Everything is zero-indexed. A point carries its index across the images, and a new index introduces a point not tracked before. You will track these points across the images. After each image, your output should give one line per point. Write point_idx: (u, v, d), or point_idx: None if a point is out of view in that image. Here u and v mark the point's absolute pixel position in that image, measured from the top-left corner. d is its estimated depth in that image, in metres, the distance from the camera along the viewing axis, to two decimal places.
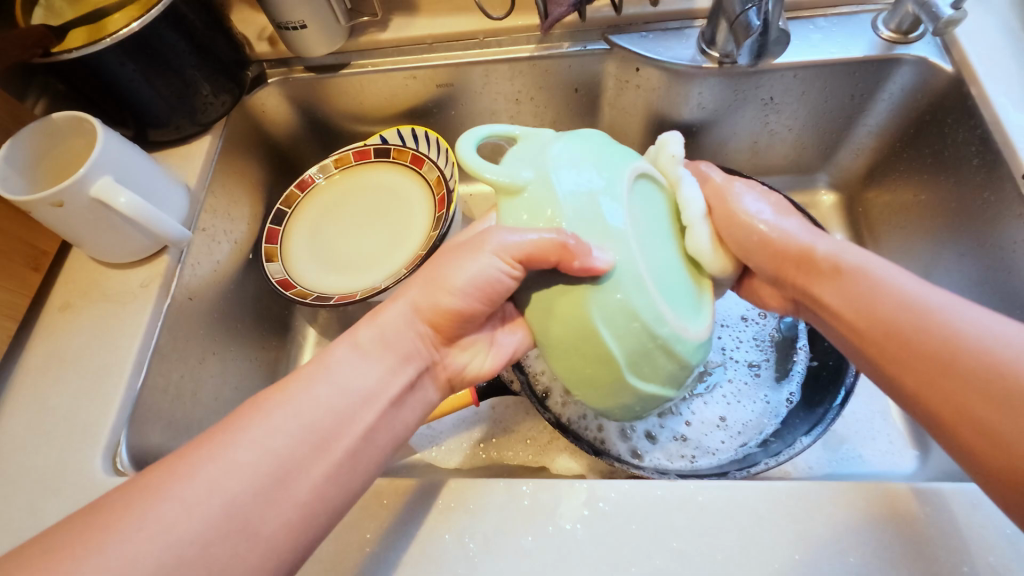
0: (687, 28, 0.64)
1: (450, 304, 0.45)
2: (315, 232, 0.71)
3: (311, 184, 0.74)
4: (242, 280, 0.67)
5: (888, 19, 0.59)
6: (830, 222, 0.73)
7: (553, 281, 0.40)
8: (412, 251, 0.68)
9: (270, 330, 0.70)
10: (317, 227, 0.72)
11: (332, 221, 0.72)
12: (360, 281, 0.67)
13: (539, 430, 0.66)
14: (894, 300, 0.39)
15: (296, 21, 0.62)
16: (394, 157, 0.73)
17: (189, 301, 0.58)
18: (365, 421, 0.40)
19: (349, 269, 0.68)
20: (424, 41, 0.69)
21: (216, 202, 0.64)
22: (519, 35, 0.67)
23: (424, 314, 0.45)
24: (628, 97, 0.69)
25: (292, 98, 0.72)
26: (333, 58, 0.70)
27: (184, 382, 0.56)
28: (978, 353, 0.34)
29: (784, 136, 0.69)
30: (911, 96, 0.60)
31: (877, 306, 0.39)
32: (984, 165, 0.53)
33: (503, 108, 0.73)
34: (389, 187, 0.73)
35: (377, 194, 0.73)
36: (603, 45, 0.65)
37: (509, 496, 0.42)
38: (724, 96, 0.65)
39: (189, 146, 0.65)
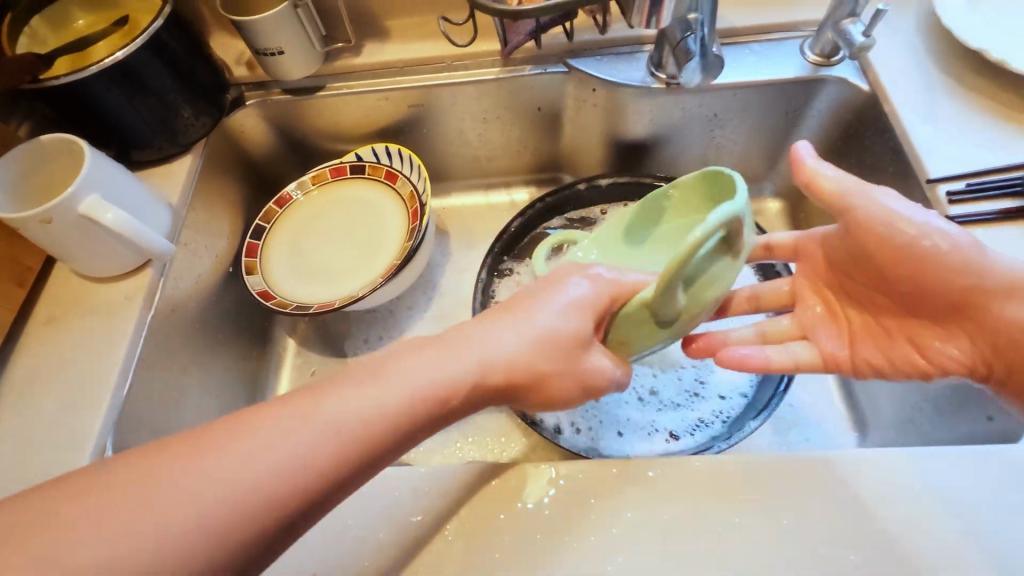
0: (637, 53, 0.70)
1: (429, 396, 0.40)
2: (296, 245, 0.74)
3: (289, 200, 0.77)
4: (223, 292, 0.70)
5: (813, 45, 0.66)
6: (776, 228, 0.79)
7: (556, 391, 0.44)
8: (388, 261, 0.71)
9: (250, 341, 0.73)
10: (296, 239, 0.75)
11: (312, 235, 0.75)
12: (336, 291, 0.70)
13: (512, 427, 0.70)
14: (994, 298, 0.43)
15: (273, 48, 0.66)
16: (369, 173, 0.77)
17: (172, 313, 0.61)
18: None
19: (326, 282, 0.72)
20: (395, 65, 0.73)
21: (197, 218, 0.67)
22: (484, 59, 0.72)
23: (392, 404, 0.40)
24: (586, 114, 0.75)
25: (269, 119, 0.76)
26: (310, 81, 0.74)
27: (166, 390, 0.59)
28: None
29: (730, 149, 0.76)
30: (837, 112, 0.67)
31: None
32: (897, 172, 0.59)
33: (472, 125, 0.78)
34: (365, 201, 0.77)
35: (353, 208, 0.77)
36: (561, 68, 0.70)
37: (480, 479, 0.46)
38: (673, 114, 0.71)
39: (170, 165, 0.68)
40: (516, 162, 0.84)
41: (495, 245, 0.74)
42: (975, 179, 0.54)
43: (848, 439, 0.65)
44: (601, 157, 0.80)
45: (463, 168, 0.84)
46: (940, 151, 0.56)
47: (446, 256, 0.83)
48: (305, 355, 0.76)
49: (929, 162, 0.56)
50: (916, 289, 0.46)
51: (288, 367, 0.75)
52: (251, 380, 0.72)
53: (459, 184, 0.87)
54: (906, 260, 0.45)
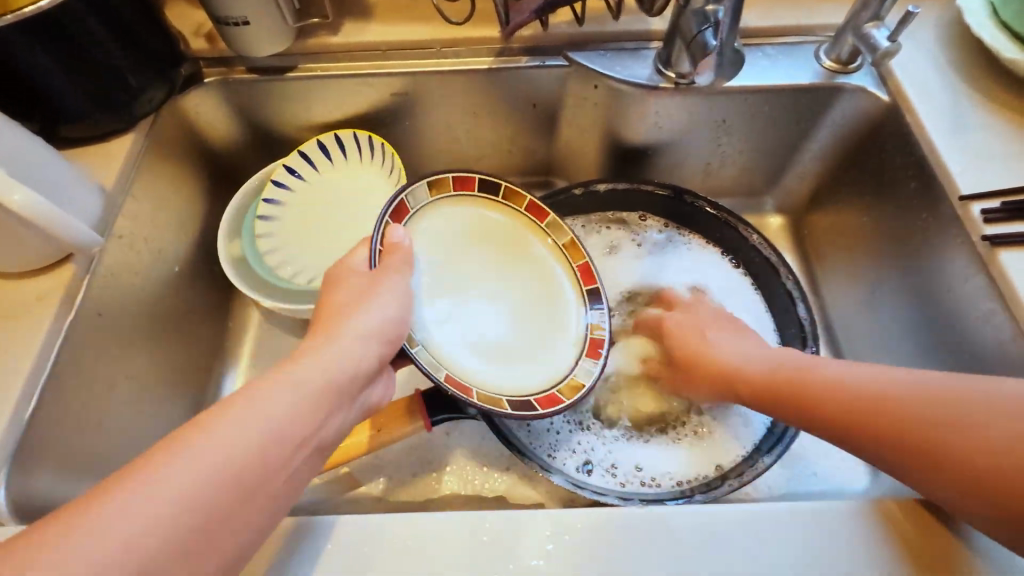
0: (644, 49, 0.65)
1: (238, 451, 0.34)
2: (458, 264, 0.56)
3: (471, 181, 0.57)
4: (165, 295, 0.61)
5: (829, 50, 0.62)
6: (779, 243, 0.75)
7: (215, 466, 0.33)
8: (530, 390, 0.53)
9: (197, 352, 0.66)
10: (459, 238, 0.56)
11: (463, 256, 0.56)
12: (503, 375, 0.53)
13: (497, 456, 0.63)
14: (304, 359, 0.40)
15: (237, 17, 0.58)
16: (512, 199, 0.59)
17: (97, 318, 0.52)
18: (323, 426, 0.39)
19: (459, 341, 0.53)
20: (377, 47, 0.66)
21: (139, 206, 0.58)
22: (478, 47, 0.65)
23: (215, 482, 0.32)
24: (586, 113, 0.69)
25: (229, 102, 0.67)
26: (279, 60, 0.66)
27: (88, 413, 0.51)
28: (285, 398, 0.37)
29: (734, 158, 0.71)
30: (850, 124, 0.63)
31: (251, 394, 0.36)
32: (920, 186, 0.56)
33: (459, 119, 0.71)
34: (510, 249, 0.59)
35: (521, 259, 0.59)
36: (562, 61, 0.65)
37: (468, 528, 0.42)
38: (678, 117, 0.66)
39: (108, 144, 0.58)
40: (505, 163, 0.77)
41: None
42: (1009, 197, 0.50)
43: (858, 476, 0.60)
44: (596, 162, 0.74)
45: (447, 166, 0.77)
46: (967, 168, 0.52)
47: None
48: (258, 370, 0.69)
49: (960, 178, 0.52)
50: (251, 394, 0.37)
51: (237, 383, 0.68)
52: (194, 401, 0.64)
53: None
54: (834, 398, 0.43)
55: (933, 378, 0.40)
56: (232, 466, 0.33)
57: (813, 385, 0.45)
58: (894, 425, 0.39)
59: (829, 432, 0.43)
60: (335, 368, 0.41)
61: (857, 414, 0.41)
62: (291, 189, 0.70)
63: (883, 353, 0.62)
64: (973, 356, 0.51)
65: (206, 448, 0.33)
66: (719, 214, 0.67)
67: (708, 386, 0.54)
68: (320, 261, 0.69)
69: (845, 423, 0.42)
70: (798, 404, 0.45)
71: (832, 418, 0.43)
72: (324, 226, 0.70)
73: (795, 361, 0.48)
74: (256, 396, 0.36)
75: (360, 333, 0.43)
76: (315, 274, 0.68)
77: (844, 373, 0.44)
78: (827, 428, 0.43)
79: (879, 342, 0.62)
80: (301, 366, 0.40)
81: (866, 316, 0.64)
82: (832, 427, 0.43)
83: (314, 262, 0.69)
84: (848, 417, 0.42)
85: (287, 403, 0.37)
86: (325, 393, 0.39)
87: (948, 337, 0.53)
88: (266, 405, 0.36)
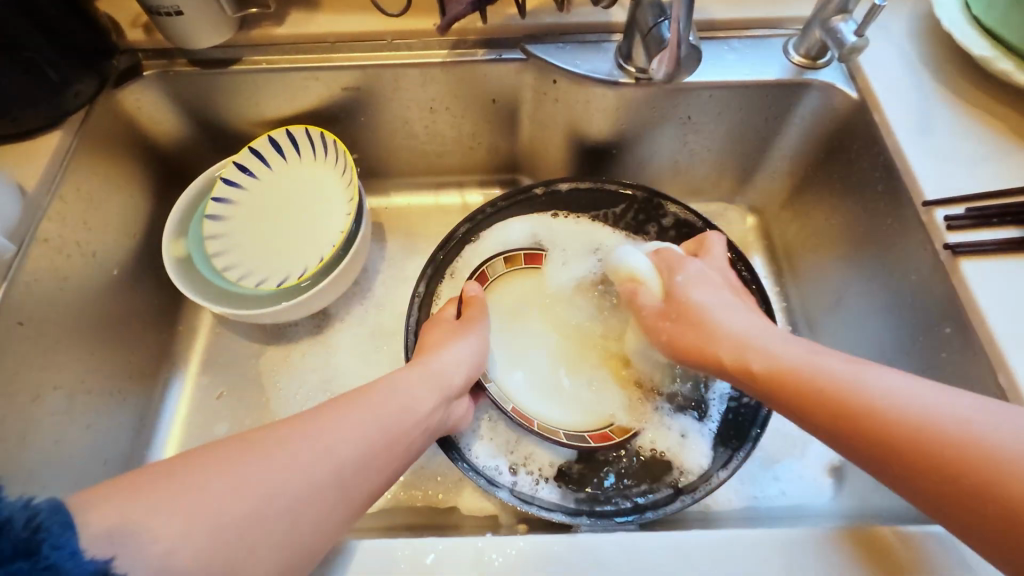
0: (605, 42, 0.61)
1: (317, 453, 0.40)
2: (514, 320, 0.64)
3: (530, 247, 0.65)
4: (101, 300, 0.59)
5: (798, 44, 0.59)
6: (750, 244, 0.73)
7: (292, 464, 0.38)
8: (583, 425, 0.58)
9: (141, 358, 0.64)
10: (529, 293, 0.65)
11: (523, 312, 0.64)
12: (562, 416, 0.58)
13: (451, 465, 0.61)
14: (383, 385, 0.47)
15: (169, 7, 0.54)
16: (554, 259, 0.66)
17: (17, 328, 0.50)
18: (389, 445, 0.44)
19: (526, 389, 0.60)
20: (325, 39, 0.62)
21: (67, 208, 0.56)
22: (430, 39, 0.62)
23: (287, 481, 0.37)
24: (547, 110, 0.66)
25: (171, 97, 0.63)
26: (222, 52, 0.62)
27: (10, 426, 0.49)
28: (369, 414, 0.44)
29: (704, 156, 0.68)
30: (820, 122, 0.60)
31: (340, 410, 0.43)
32: (887, 190, 0.53)
33: (416, 115, 0.68)
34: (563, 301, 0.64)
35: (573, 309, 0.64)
36: (518, 55, 0.62)
37: (390, 556, 0.40)
38: (641, 113, 0.63)
39: (33, 142, 0.55)
40: (467, 160, 0.74)
41: (456, 230, 0.64)
42: (973, 202, 0.48)
43: (823, 489, 0.58)
44: (561, 159, 0.71)
45: (407, 162, 0.74)
46: (934, 171, 0.50)
47: (383, 261, 0.74)
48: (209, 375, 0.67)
49: (926, 182, 0.49)
50: (334, 408, 0.43)
51: (186, 389, 0.67)
52: (137, 408, 0.63)
53: (405, 181, 0.77)
54: (879, 415, 0.37)
55: (999, 413, 0.34)
56: (311, 466, 0.39)
57: (852, 394, 0.38)
58: (943, 458, 0.34)
59: (863, 447, 0.37)
60: (404, 396, 0.47)
61: (903, 436, 0.36)
62: (243, 188, 0.68)
63: None
64: (939, 369, 0.49)
65: (293, 448, 0.39)
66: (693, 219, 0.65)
67: (728, 375, 0.47)
68: (271, 263, 0.66)
69: (889, 444, 0.36)
70: (839, 414, 0.39)
71: (871, 434, 0.37)
72: (276, 225, 0.68)
73: (839, 360, 0.41)
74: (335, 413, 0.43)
75: (443, 361, 0.53)
76: (265, 276, 0.66)
77: (903, 389, 0.38)
78: (858, 442, 0.38)
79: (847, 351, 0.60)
80: (375, 388, 0.47)
81: (836, 324, 0.62)
82: (870, 444, 0.37)
83: (267, 265, 0.66)
84: (893, 438, 0.36)
85: (364, 416, 0.44)
86: (399, 412, 0.46)
87: (916, 348, 0.51)
88: (341, 420, 0.42)
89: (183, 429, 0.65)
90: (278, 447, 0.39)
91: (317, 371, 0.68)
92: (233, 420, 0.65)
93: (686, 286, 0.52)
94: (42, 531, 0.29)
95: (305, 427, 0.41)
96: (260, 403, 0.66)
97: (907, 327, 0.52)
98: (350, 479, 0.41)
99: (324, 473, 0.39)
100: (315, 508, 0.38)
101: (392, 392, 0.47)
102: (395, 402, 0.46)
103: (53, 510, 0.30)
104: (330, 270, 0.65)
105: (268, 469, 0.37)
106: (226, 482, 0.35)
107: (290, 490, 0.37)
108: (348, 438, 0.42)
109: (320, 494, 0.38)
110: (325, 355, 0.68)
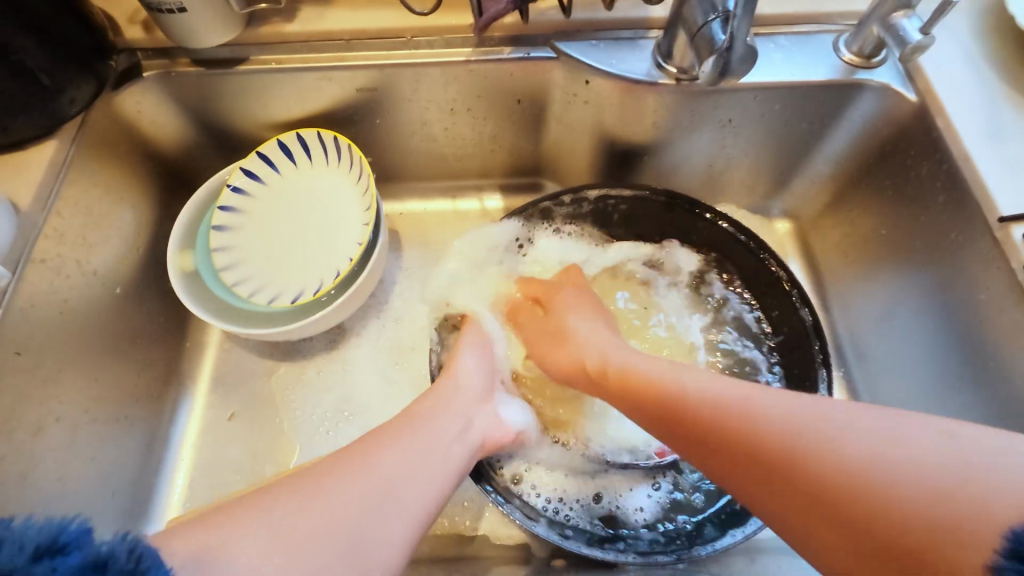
0: (641, 39, 0.57)
1: (370, 480, 0.38)
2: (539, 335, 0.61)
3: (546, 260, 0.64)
4: (104, 322, 0.55)
5: (850, 41, 0.55)
6: (786, 251, 0.69)
7: (348, 487, 0.36)
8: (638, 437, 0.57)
9: (148, 379, 0.60)
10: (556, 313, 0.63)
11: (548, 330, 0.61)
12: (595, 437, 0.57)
13: (478, 491, 0.58)
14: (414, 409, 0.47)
15: (172, 4, 0.49)
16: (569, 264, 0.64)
17: (15, 358, 0.47)
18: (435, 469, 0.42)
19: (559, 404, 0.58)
20: (340, 36, 0.58)
21: (65, 225, 0.52)
22: (452, 37, 0.58)
23: (346, 507, 0.35)
24: (575, 112, 0.61)
25: (173, 99, 0.59)
26: (229, 50, 0.57)
27: (9, 465, 0.46)
28: (411, 438, 0.43)
29: (741, 160, 0.64)
30: (871, 125, 0.56)
31: (380, 436, 0.42)
32: (950, 202, 0.50)
33: (435, 117, 0.63)
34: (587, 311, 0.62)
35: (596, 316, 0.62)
36: (548, 53, 0.57)
37: None
38: (678, 116, 0.59)
39: (25, 153, 0.51)
40: (487, 163, 0.70)
41: (483, 237, 0.61)
42: None
43: None
44: (588, 163, 0.67)
45: (424, 166, 0.70)
46: (1009, 183, 0.47)
47: (399, 270, 0.70)
48: (218, 394, 0.64)
49: (999, 196, 0.47)
50: (373, 434, 0.42)
51: (194, 409, 0.63)
52: (144, 432, 0.59)
53: (420, 185, 0.72)
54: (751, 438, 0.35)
55: (858, 422, 0.32)
56: (364, 483, 0.37)
57: (723, 421, 0.37)
58: (809, 481, 0.32)
59: (740, 483, 0.35)
60: (437, 419, 0.46)
61: (766, 455, 0.34)
62: (250, 195, 0.63)
63: (902, 382, 0.57)
64: (1011, 398, 0.46)
65: (342, 476, 0.37)
66: (733, 230, 0.61)
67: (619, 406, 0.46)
68: (283, 276, 0.63)
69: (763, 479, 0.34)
70: (714, 444, 0.37)
71: (747, 461, 0.35)
72: (287, 236, 0.64)
73: (727, 383, 0.40)
74: (376, 440, 0.41)
75: (459, 372, 0.52)
76: (278, 291, 0.62)
77: (766, 408, 0.36)
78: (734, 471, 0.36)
79: (898, 370, 0.57)
80: (411, 412, 0.46)
81: (884, 342, 0.59)
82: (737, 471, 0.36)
83: (280, 279, 0.62)
84: (768, 462, 0.34)
85: (409, 439, 0.43)
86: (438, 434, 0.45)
87: (984, 374, 0.48)
88: (386, 444, 0.41)
89: (194, 454, 0.61)
90: (328, 475, 0.37)
91: (333, 389, 0.64)
92: (246, 445, 0.61)
93: (563, 313, 0.55)
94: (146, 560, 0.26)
95: (351, 457, 0.39)
96: (275, 426, 0.62)
97: (968, 350, 0.50)
98: (403, 489, 0.39)
99: (379, 495, 0.37)
100: (382, 522, 0.36)
101: (425, 411, 0.47)
102: (433, 424, 0.45)
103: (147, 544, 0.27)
104: (347, 285, 0.61)
105: (321, 496, 0.35)
106: (284, 518, 0.33)
107: (349, 505, 0.35)
108: (396, 460, 0.40)
109: (382, 508, 0.37)
110: (342, 372, 0.65)
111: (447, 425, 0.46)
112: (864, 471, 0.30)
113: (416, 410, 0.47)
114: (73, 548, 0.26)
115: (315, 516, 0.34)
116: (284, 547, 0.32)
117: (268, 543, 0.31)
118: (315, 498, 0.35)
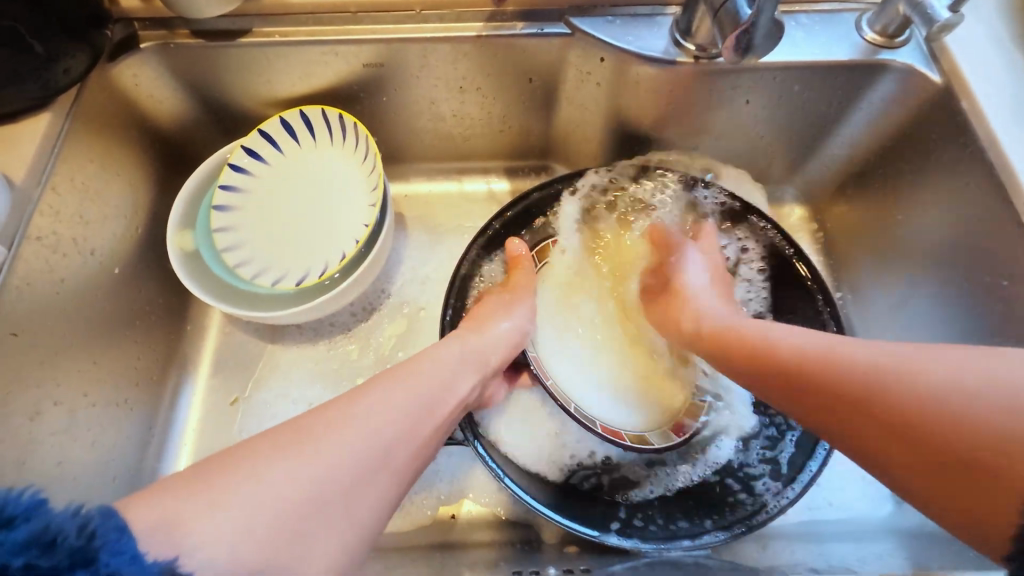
0: (658, 15, 0.55)
1: (374, 437, 0.35)
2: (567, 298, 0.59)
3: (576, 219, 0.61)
4: (104, 304, 0.54)
5: (873, 20, 0.53)
6: (799, 237, 0.68)
7: (344, 444, 0.34)
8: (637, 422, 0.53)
9: (148, 363, 0.59)
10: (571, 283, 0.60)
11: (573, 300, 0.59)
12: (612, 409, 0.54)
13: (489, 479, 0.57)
14: (431, 364, 0.43)
15: None
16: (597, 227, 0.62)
17: (10, 339, 0.45)
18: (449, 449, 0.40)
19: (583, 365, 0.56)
20: (348, 9, 0.56)
21: (61, 202, 0.50)
22: (464, 10, 0.56)
23: (342, 470, 0.33)
24: (587, 91, 0.60)
25: (172, 71, 0.56)
26: (230, 22, 0.55)
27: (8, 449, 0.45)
28: (422, 398, 0.40)
29: (755, 143, 0.63)
30: (891, 108, 0.55)
31: (383, 387, 0.39)
32: (975, 186, 0.50)
33: (444, 96, 0.61)
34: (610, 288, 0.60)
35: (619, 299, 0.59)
36: (562, 28, 0.55)
37: None
38: (696, 96, 0.57)
39: (18, 126, 0.49)
40: (494, 144, 0.68)
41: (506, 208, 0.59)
42: None
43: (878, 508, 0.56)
44: (598, 146, 0.66)
45: (429, 146, 0.68)
46: None
47: (404, 254, 0.69)
48: (220, 380, 0.62)
49: None
50: (384, 380, 0.39)
51: (195, 395, 0.62)
52: (144, 418, 0.58)
53: (424, 167, 0.71)
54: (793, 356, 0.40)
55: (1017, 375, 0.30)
56: (364, 444, 0.34)
57: (850, 367, 0.36)
58: (881, 407, 0.34)
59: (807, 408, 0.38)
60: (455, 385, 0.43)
61: (799, 375, 0.39)
62: (252, 174, 0.61)
63: None
64: None
65: (345, 429, 0.34)
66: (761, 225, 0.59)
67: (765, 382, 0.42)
68: (287, 258, 0.61)
69: (783, 376, 0.40)
70: (776, 377, 0.40)
71: (862, 406, 0.35)
72: (286, 214, 0.62)
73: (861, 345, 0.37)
74: (375, 390, 0.38)
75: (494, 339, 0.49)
76: (281, 273, 0.60)
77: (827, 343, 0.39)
78: (864, 425, 0.35)
79: None
80: (437, 367, 0.43)
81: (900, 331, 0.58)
82: (803, 397, 0.39)
83: (282, 261, 0.61)
84: (881, 409, 0.34)
85: (418, 393, 0.40)
86: (449, 394, 0.42)
87: None
88: (399, 398, 0.38)
89: (197, 438, 0.60)
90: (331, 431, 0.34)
91: (338, 371, 0.63)
92: (250, 429, 0.60)
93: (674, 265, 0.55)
94: (98, 538, 0.26)
95: (357, 409, 0.36)
96: (288, 404, 0.61)
97: (990, 336, 0.49)
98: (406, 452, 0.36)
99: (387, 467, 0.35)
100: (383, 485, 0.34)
101: (452, 368, 0.44)
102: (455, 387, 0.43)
103: (105, 514, 0.27)
104: (353, 266, 0.60)
105: (323, 452, 0.33)
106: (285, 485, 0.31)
107: (349, 470, 0.33)
108: (401, 415, 0.38)
109: (377, 469, 0.34)
110: (352, 354, 0.63)
111: (455, 384, 0.43)
112: (961, 400, 0.31)
113: (443, 364, 0.44)
114: (22, 521, 0.26)
115: (310, 474, 0.32)
116: (270, 520, 0.29)
117: (259, 521, 0.29)
118: (310, 455, 0.32)
